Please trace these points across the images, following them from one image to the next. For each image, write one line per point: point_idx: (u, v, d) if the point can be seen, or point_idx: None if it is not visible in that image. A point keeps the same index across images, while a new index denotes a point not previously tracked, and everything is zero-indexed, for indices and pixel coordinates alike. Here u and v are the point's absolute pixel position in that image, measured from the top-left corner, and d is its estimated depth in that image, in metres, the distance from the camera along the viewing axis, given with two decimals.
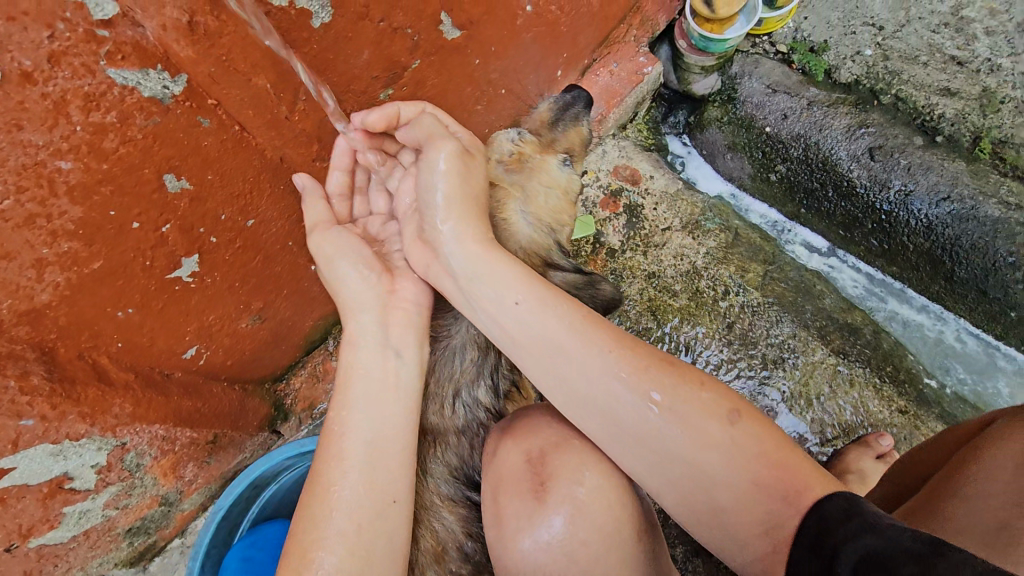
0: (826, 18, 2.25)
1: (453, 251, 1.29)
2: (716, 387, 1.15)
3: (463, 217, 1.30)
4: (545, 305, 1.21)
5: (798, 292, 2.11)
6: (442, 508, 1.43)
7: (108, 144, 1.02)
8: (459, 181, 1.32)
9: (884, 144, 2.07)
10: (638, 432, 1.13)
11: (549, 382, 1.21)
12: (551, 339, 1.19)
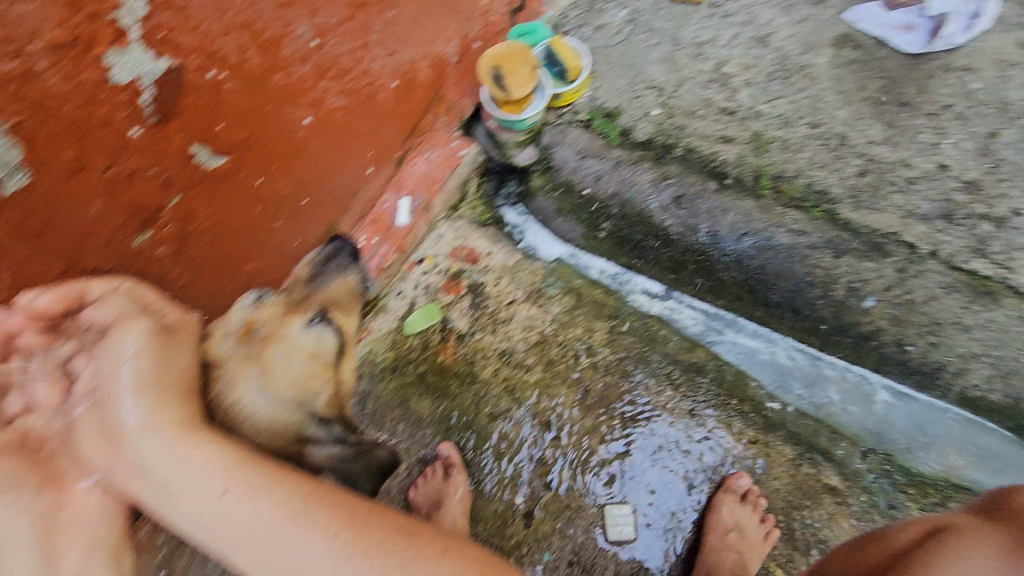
0: (615, 86, 2.39)
1: (139, 446, 1.10)
2: (457, 557, 1.19)
3: (155, 407, 1.12)
4: (249, 501, 1.10)
5: (644, 342, 2.17)
6: None
7: None
8: (159, 362, 1.17)
9: (685, 193, 2.26)
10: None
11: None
12: (266, 535, 1.08)
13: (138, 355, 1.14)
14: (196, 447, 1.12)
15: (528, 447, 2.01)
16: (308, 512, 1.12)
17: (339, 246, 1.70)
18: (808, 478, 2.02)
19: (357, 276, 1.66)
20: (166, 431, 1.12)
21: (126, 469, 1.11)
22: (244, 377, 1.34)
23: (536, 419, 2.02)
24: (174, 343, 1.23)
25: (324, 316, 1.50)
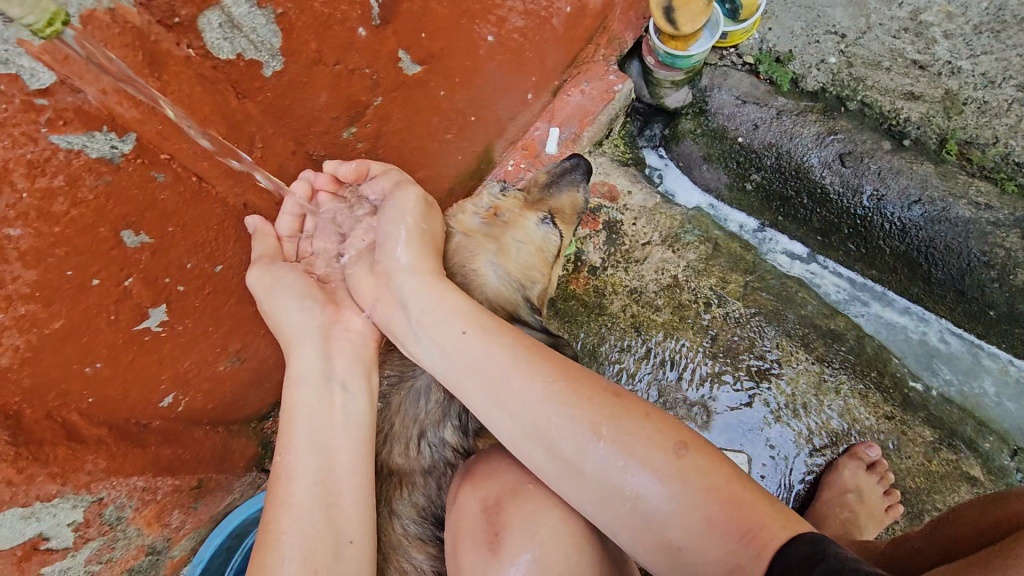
0: (789, 29, 2.29)
1: (403, 283, 1.35)
2: (662, 419, 1.16)
3: (417, 255, 1.38)
4: (484, 338, 1.26)
5: (779, 301, 2.12)
6: (410, 547, 1.42)
7: (59, 207, 1.10)
8: (424, 221, 1.45)
9: (853, 150, 2.11)
10: (565, 458, 1.15)
11: (491, 418, 1.22)
12: (494, 368, 1.22)
13: (414, 217, 1.42)
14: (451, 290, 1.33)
15: (650, 383, 2.05)
16: (532, 355, 1.24)
17: (576, 164, 1.87)
18: (944, 464, 1.89)
19: (585, 196, 1.83)
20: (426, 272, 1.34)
21: (391, 304, 1.36)
22: (486, 248, 1.61)
23: (660, 358, 2.06)
24: (433, 212, 1.49)
25: (552, 217, 1.76)
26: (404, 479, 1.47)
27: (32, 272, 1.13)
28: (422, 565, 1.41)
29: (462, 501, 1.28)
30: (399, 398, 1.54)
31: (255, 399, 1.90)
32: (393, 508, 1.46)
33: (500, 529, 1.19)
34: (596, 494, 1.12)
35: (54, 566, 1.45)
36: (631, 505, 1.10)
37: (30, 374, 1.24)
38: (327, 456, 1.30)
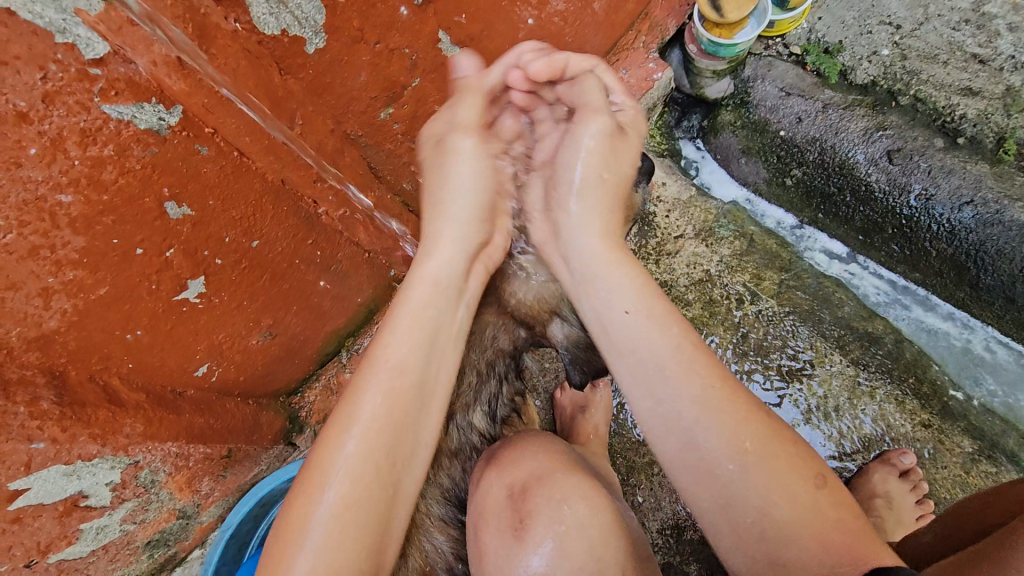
0: (840, 18, 2.21)
1: (582, 241, 1.41)
2: (806, 449, 1.12)
3: (594, 219, 1.43)
4: (654, 321, 1.28)
5: (816, 300, 2.07)
6: (433, 529, 1.41)
7: (107, 176, 1.13)
8: (606, 168, 1.47)
9: (903, 147, 2.02)
10: (694, 444, 1.13)
11: (634, 380, 1.24)
12: (653, 345, 1.24)
13: (595, 151, 1.45)
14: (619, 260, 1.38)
15: None
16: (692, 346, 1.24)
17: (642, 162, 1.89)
18: (983, 477, 1.81)
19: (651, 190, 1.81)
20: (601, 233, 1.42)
21: (570, 252, 1.42)
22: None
23: None
24: (620, 144, 1.51)
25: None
26: (435, 457, 1.47)
27: (81, 238, 1.16)
28: (443, 548, 1.41)
29: (485, 487, 1.29)
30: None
31: (284, 373, 1.96)
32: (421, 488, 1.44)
33: (524, 514, 1.17)
34: (718, 486, 1.09)
35: (92, 522, 1.54)
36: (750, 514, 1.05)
37: (75, 338, 1.28)
38: (412, 394, 1.25)
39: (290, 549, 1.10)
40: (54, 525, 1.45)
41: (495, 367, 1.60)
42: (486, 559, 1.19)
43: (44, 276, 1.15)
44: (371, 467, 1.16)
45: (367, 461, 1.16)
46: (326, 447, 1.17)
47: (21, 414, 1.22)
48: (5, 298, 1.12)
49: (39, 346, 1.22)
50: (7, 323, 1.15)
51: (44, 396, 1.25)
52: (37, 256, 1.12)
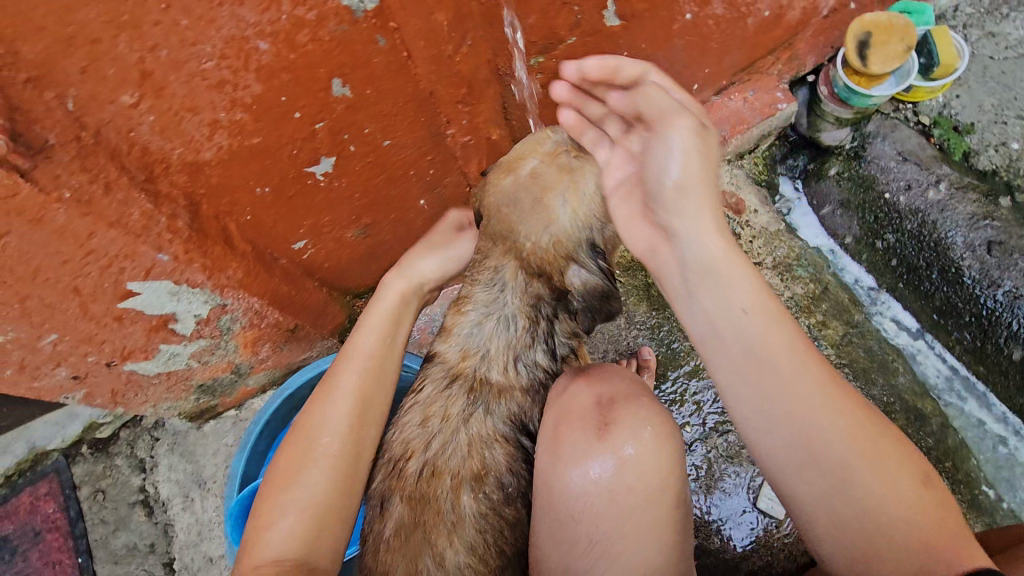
0: (979, 101, 2.22)
1: (690, 241, 1.20)
2: (903, 441, 1.13)
3: (709, 208, 1.18)
4: (777, 321, 1.15)
5: (873, 363, 2.08)
6: (492, 441, 1.35)
7: (301, 38, 1.24)
8: (702, 159, 1.16)
9: (1006, 242, 2.03)
10: (829, 478, 1.08)
11: (755, 433, 1.14)
12: (768, 354, 1.13)
13: (706, 162, 1.17)
14: (710, 291, 1.19)
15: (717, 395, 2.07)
16: (805, 355, 1.13)
17: None
18: None
19: None
20: (727, 239, 1.19)
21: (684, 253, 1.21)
22: (563, 180, 1.39)
23: None
24: (708, 147, 1.18)
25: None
26: (503, 391, 1.44)
27: (259, 86, 1.28)
28: (500, 458, 1.33)
29: (574, 391, 1.27)
30: (492, 322, 1.51)
31: (359, 275, 2.08)
32: (488, 408, 1.39)
33: (613, 416, 1.14)
34: (849, 521, 1.06)
35: (170, 346, 1.69)
36: (870, 556, 1.04)
37: (218, 175, 1.41)
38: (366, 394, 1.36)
39: (257, 542, 1.18)
40: (141, 337, 1.60)
41: (541, 309, 1.54)
42: (558, 450, 1.16)
43: (219, 109, 1.28)
44: (332, 456, 1.26)
45: (323, 465, 1.25)
46: (287, 455, 1.28)
47: (161, 223, 1.35)
48: (184, 118, 1.25)
49: (190, 171, 1.35)
50: (175, 140, 1.28)
51: (181, 216, 1.39)
52: (221, 89, 1.24)
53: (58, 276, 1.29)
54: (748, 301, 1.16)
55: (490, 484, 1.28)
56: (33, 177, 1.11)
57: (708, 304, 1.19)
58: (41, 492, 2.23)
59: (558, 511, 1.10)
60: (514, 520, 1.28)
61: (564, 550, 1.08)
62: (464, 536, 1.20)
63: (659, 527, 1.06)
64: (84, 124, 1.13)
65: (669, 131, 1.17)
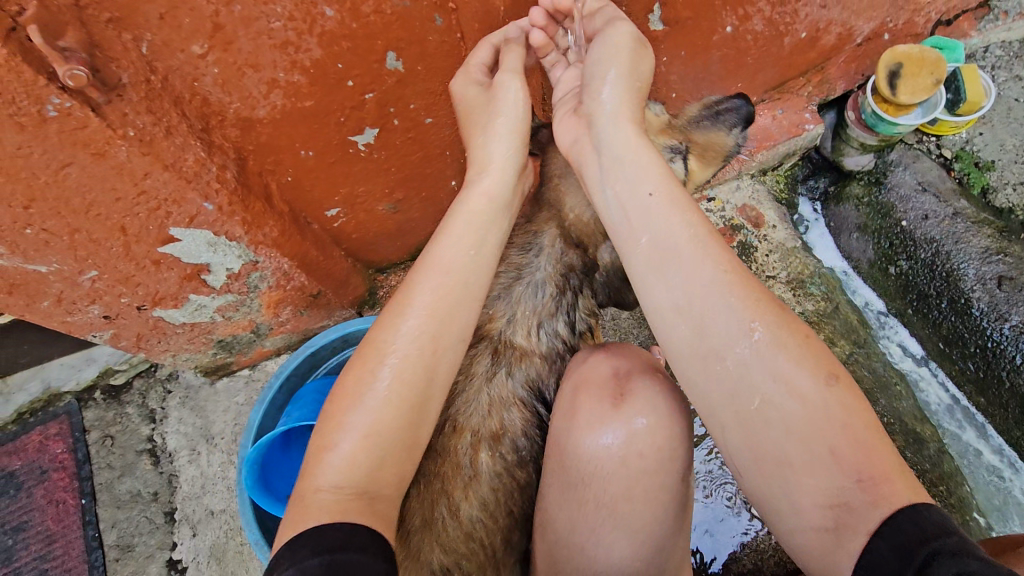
0: (1001, 141, 2.26)
1: (609, 128, 1.35)
2: (820, 347, 1.11)
3: (627, 97, 1.37)
4: (672, 207, 1.24)
5: (876, 384, 2.11)
6: (512, 404, 1.50)
7: (365, 8, 1.30)
8: (631, 61, 1.39)
9: (1016, 278, 2.06)
10: (727, 370, 1.12)
11: (657, 318, 1.22)
12: (671, 239, 1.21)
13: (626, 60, 1.38)
14: (621, 186, 1.31)
15: None
16: (714, 245, 1.19)
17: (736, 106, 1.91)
18: None
19: (732, 139, 1.90)
20: (648, 148, 1.32)
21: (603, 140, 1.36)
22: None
23: None
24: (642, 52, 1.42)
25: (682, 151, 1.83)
26: (524, 355, 1.56)
27: (319, 51, 1.33)
28: (516, 420, 1.49)
29: (592, 365, 1.40)
30: (522, 289, 1.60)
31: (383, 250, 2.14)
32: (509, 370, 1.53)
33: (627, 391, 1.28)
34: (766, 422, 1.08)
35: (199, 297, 1.74)
36: (790, 466, 1.06)
37: (268, 133, 1.46)
38: (444, 312, 1.30)
39: (317, 460, 1.16)
40: (174, 284, 1.65)
41: (569, 280, 1.68)
42: (574, 418, 1.29)
43: (279, 69, 1.33)
44: (403, 375, 1.23)
45: (390, 391, 1.21)
46: (355, 365, 1.25)
47: (211, 173, 1.40)
48: (246, 73, 1.30)
49: (243, 126, 1.41)
50: (234, 94, 1.33)
51: (230, 169, 1.44)
52: (284, 49, 1.30)
53: (109, 213, 1.35)
54: (658, 189, 1.26)
55: (507, 445, 1.45)
56: (103, 113, 1.17)
57: (620, 197, 1.31)
58: (51, 432, 2.28)
59: (569, 474, 1.25)
60: (523, 483, 1.46)
61: (570, 507, 1.24)
62: (480, 491, 1.40)
63: (664, 491, 1.22)
64: (155, 69, 1.20)
65: (607, 70, 1.38)
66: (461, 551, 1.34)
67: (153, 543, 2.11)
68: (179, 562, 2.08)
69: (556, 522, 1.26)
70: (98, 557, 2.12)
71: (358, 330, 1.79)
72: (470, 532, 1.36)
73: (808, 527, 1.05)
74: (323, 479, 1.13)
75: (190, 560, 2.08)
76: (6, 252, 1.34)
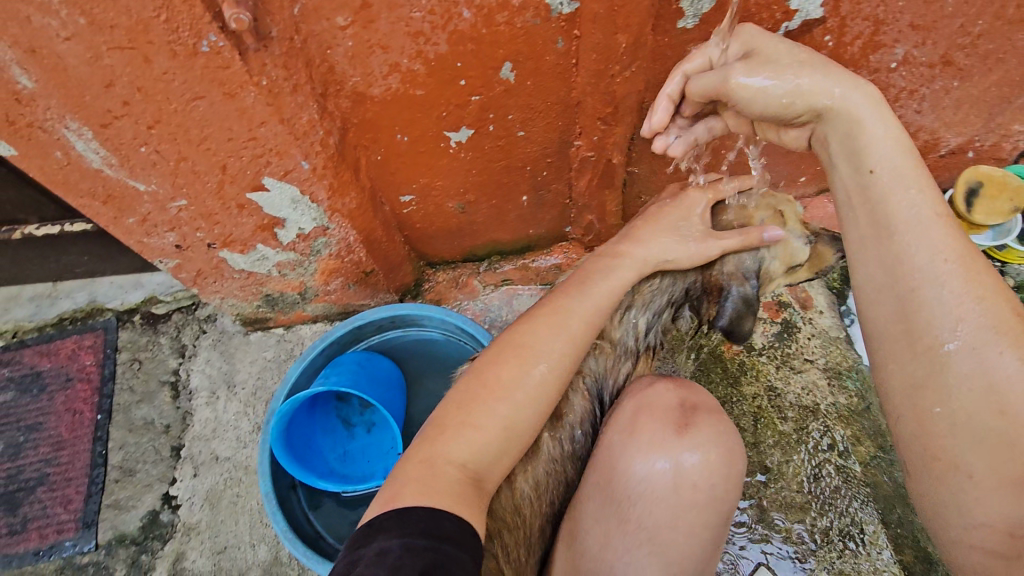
0: None
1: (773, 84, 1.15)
2: None
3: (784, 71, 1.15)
4: (909, 186, 1.12)
5: (895, 494, 2.02)
6: (580, 393, 1.50)
7: (499, 18, 1.37)
8: (791, 51, 1.17)
9: None
10: (924, 362, 1.12)
11: (861, 294, 1.21)
12: (894, 213, 1.13)
13: (776, 44, 1.19)
14: (842, 156, 1.18)
15: None
16: (946, 233, 1.12)
17: None
18: None
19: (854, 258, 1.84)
20: (890, 119, 1.14)
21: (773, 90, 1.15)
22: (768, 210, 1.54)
23: (760, 457, 2.12)
24: (757, 37, 1.21)
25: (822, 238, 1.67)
26: (606, 340, 1.54)
27: (446, 47, 1.41)
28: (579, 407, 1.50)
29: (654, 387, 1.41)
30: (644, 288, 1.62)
31: (438, 247, 2.20)
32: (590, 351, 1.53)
33: (690, 422, 1.28)
34: (950, 430, 1.09)
35: (265, 248, 1.81)
36: (968, 473, 1.08)
37: (374, 111, 1.54)
38: (550, 395, 1.29)
39: (457, 432, 1.19)
40: (248, 231, 1.72)
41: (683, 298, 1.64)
42: (632, 436, 1.30)
43: (404, 56, 1.41)
44: (540, 384, 1.28)
45: (528, 402, 1.25)
46: (511, 358, 1.28)
47: (317, 137, 1.48)
48: (375, 53, 1.39)
49: (355, 100, 1.49)
50: (358, 69, 1.42)
51: (333, 136, 1.52)
52: (415, 38, 1.37)
53: (217, 149, 1.43)
54: (883, 164, 1.13)
55: (566, 433, 1.48)
56: (246, 59, 1.25)
57: (839, 177, 1.20)
58: (85, 343, 2.35)
59: (614, 491, 1.27)
60: (569, 480, 1.50)
61: (608, 523, 1.26)
62: (536, 471, 1.42)
63: (704, 528, 1.24)
64: (299, 30, 1.29)
65: (791, 60, 1.16)
66: (505, 521, 1.35)
67: (154, 473, 2.14)
68: (175, 498, 2.10)
69: (588, 534, 1.28)
70: (99, 474, 2.15)
71: (406, 314, 1.83)
72: (518, 507, 1.38)
73: (977, 546, 1.07)
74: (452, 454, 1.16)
75: (185, 499, 2.10)
76: (115, 164, 1.42)
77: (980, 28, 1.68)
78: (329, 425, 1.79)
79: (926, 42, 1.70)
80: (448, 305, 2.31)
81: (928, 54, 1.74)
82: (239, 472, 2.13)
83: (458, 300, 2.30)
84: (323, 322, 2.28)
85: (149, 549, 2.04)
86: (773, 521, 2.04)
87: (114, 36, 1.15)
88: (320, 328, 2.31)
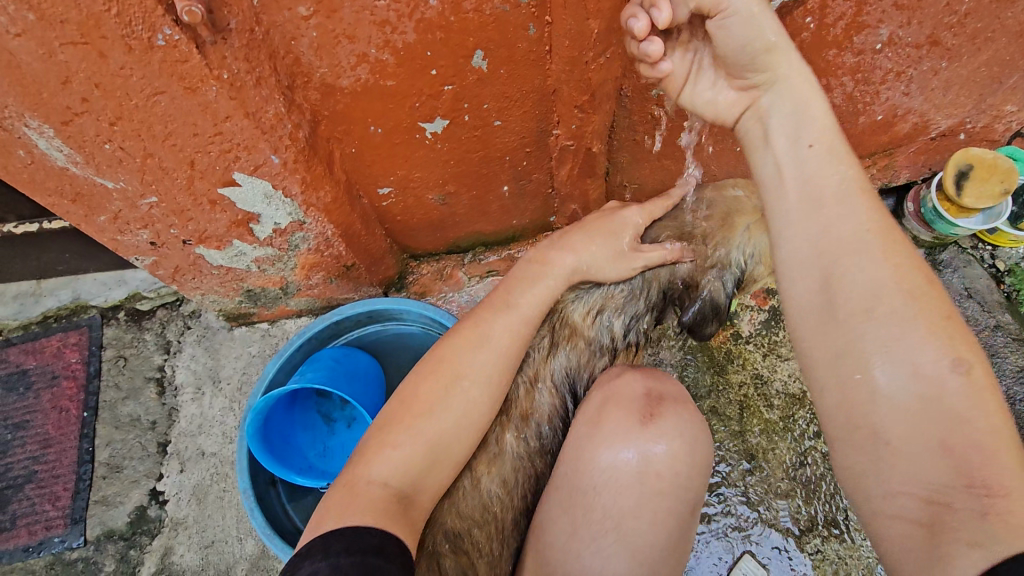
0: None
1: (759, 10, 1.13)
2: (963, 332, 1.04)
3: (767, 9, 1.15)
4: (833, 161, 1.17)
5: None
6: (545, 389, 1.55)
7: (466, 6, 1.34)
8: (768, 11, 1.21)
9: None
10: (844, 332, 1.09)
11: (785, 268, 1.19)
12: (822, 188, 1.16)
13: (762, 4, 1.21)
14: (777, 128, 1.21)
15: (721, 458, 2.11)
16: (863, 209, 1.14)
17: None
18: None
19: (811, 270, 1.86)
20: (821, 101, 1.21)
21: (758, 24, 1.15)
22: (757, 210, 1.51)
23: (746, 445, 2.12)
24: None
25: None
26: (574, 336, 1.61)
27: (413, 36, 1.37)
28: (546, 403, 1.54)
29: (624, 378, 1.41)
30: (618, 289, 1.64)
31: (420, 239, 2.18)
32: (556, 348, 1.58)
33: (656, 413, 1.28)
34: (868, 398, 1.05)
35: (241, 244, 1.79)
36: (886, 441, 1.03)
37: (345, 103, 1.51)
38: (474, 412, 1.30)
39: (377, 452, 1.20)
40: (222, 227, 1.70)
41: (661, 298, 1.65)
42: (599, 427, 1.30)
43: (371, 46, 1.37)
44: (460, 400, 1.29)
45: (448, 418, 1.26)
46: (433, 374, 1.30)
47: (286, 131, 1.45)
48: (341, 43, 1.35)
49: (323, 92, 1.46)
50: (325, 60, 1.39)
51: (303, 130, 1.49)
52: (382, 28, 1.34)
53: (183, 145, 1.40)
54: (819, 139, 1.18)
55: (531, 430, 1.50)
56: (205, 52, 1.22)
57: (772, 151, 1.22)
58: (70, 341, 2.35)
59: (581, 483, 1.26)
60: (538, 473, 1.50)
61: (573, 515, 1.25)
62: (502, 469, 1.45)
63: (671, 517, 1.23)
64: (260, 21, 1.26)
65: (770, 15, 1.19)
66: (475, 518, 1.38)
67: (141, 470, 2.15)
68: (162, 494, 2.11)
69: (555, 527, 1.27)
70: (86, 471, 2.16)
71: (384, 307, 1.82)
72: (487, 504, 1.41)
73: (898, 515, 1.01)
74: (371, 473, 1.16)
75: (172, 495, 2.11)
76: (80, 161, 1.40)
77: (967, 6, 1.64)
78: (309, 420, 1.80)
79: (911, 23, 1.66)
80: (433, 297, 2.28)
81: (914, 34, 1.70)
82: (226, 467, 2.13)
83: (443, 292, 2.28)
84: (308, 316, 2.27)
85: (137, 544, 2.06)
86: (758, 508, 2.03)
87: (67, 31, 1.13)
88: (304, 322, 2.30)
